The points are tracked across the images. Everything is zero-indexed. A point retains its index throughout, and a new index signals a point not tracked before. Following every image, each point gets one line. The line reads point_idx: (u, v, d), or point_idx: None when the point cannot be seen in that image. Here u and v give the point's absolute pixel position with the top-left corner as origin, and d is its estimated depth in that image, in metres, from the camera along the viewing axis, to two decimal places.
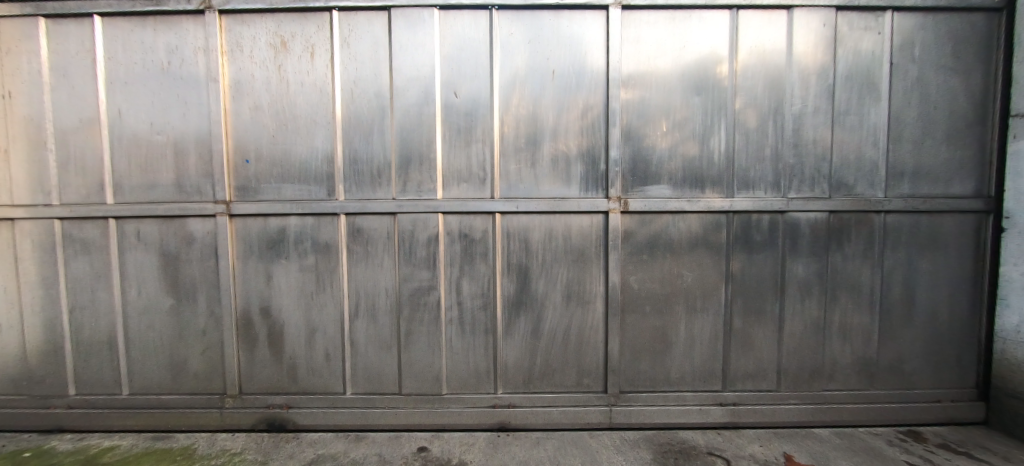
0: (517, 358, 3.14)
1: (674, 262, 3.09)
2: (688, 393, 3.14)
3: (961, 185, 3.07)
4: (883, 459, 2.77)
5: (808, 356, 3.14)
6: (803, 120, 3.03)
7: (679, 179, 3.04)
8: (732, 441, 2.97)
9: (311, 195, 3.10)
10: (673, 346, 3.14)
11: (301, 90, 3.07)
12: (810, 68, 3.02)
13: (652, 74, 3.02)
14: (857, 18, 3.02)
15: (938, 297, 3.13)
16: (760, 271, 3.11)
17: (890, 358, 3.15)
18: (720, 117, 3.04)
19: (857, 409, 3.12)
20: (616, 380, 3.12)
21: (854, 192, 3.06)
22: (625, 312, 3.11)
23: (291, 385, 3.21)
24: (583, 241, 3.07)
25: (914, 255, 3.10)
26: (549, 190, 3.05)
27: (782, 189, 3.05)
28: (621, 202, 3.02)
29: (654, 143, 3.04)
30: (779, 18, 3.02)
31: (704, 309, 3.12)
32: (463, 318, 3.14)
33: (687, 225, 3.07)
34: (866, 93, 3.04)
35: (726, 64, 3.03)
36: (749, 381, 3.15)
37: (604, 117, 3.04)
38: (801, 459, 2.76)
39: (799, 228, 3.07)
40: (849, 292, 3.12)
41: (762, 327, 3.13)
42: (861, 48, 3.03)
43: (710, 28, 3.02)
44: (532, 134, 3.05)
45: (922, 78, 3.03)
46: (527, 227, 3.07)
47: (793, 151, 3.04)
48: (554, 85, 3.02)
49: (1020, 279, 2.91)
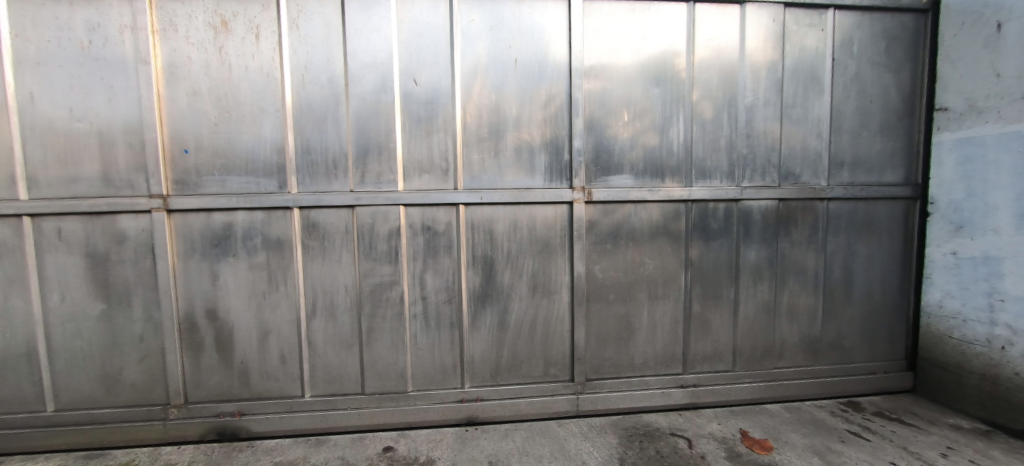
0: (484, 351, 3.11)
1: (636, 250, 3.16)
2: (651, 377, 3.24)
3: (891, 174, 3.34)
4: (827, 429, 2.98)
5: (760, 336, 3.33)
6: (754, 112, 3.18)
7: (640, 168, 3.11)
8: (693, 420, 3.09)
9: (260, 187, 2.89)
10: (636, 333, 3.22)
11: (247, 75, 2.86)
12: (761, 62, 3.17)
13: (613, 65, 3.05)
14: (802, 16, 3.19)
15: (872, 277, 3.40)
16: (716, 258, 3.24)
17: (832, 335, 3.39)
18: (679, 108, 3.12)
19: (804, 384, 3.34)
20: (582, 368, 3.17)
21: (800, 181, 3.25)
22: (590, 301, 3.15)
23: (244, 390, 3.01)
24: (547, 232, 3.07)
25: (852, 240, 3.35)
26: (514, 180, 3.03)
27: (736, 178, 3.19)
28: (585, 193, 3.05)
29: (616, 134, 3.08)
30: (732, 14, 3.13)
31: (665, 295, 3.22)
32: (428, 312, 3.06)
33: (648, 214, 3.14)
34: (810, 87, 3.22)
35: (683, 57, 3.11)
36: (707, 363, 3.29)
37: (568, 107, 3.04)
38: (755, 434, 2.92)
39: (751, 216, 3.23)
40: (796, 275, 3.32)
41: (718, 311, 3.28)
42: (806, 44, 3.20)
43: (668, 21, 3.09)
44: (495, 124, 3.00)
45: (858, 75, 3.26)
46: (491, 219, 3.02)
47: (746, 141, 3.18)
48: (517, 75, 2.99)
49: (943, 259, 3.22)
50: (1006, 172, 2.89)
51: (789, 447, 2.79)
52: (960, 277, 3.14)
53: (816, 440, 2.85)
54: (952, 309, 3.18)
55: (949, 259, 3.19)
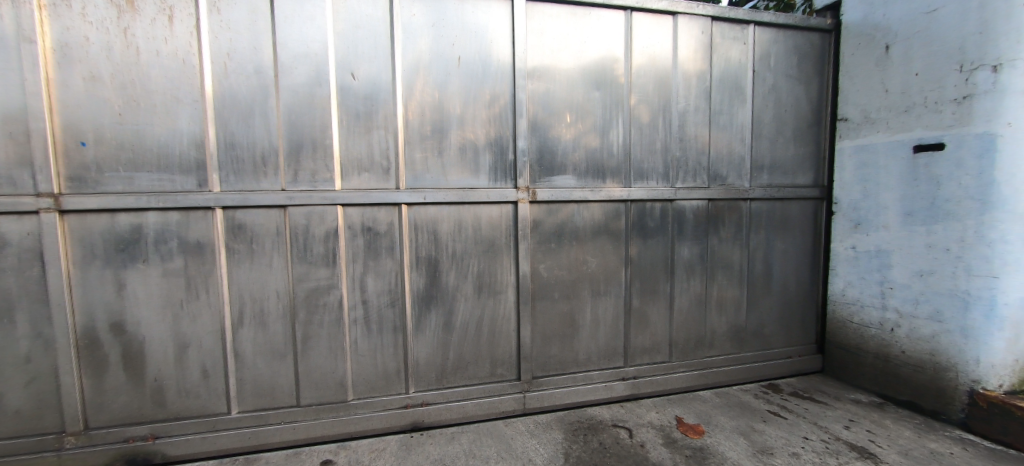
0: (430, 355, 3.04)
1: (579, 249, 3.24)
2: (595, 372, 3.34)
3: (802, 177, 3.71)
4: (751, 410, 3.25)
5: (692, 328, 3.55)
6: (686, 117, 3.38)
7: (583, 169, 3.19)
8: (633, 411, 3.23)
9: (176, 186, 2.62)
10: (580, 329, 3.30)
11: (157, 61, 2.57)
12: (692, 71, 3.38)
13: (555, 67, 3.11)
14: (727, 29, 3.45)
15: (787, 270, 3.75)
16: (653, 255, 3.41)
17: (754, 324, 3.69)
18: (618, 112, 3.24)
19: (731, 370, 3.62)
20: (529, 366, 3.19)
21: (726, 182, 3.51)
22: (535, 300, 3.18)
23: (157, 411, 2.71)
24: (492, 232, 3.06)
25: (770, 236, 3.67)
26: (458, 180, 2.98)
27: (670, 179, 3.37)
28: (530, 192, 3.07)
29: (559, 134, 3.14)
30: (665, 24, 3.31)
31: (607, 292, 3.34)
32: (370, 317, 2.93)
33: (590, 214, 3.24)
34: (735, 95, 3.48)
35: (621, 63, 3.24)
36: (646, 356, 3.45)
37: (512, 107, 3.04)
38: (689, 421, 3.11)
39: (683, 215, 3.43)
40: (723, 270, 3.58)
41: (655, 305, 3.45)
42: (731, 55, 3.46)
43: (606, 26, 3.20)
44: (438, 122, 2.93)
45: (774, 86, 3.58)
46: (435, 219, 2.96)
47: (679, 145, 3.37)
48: (460, 73, 2.95)
49: (846, 253, 3.64)
50: (893, 176, 3.31)
51: (718, 430, 2.99)
52: (858, 268, 3.56)
53: (741, 422, 3.09)
54: (853, 297, 3.60)
55: (850, 252, 3.61)
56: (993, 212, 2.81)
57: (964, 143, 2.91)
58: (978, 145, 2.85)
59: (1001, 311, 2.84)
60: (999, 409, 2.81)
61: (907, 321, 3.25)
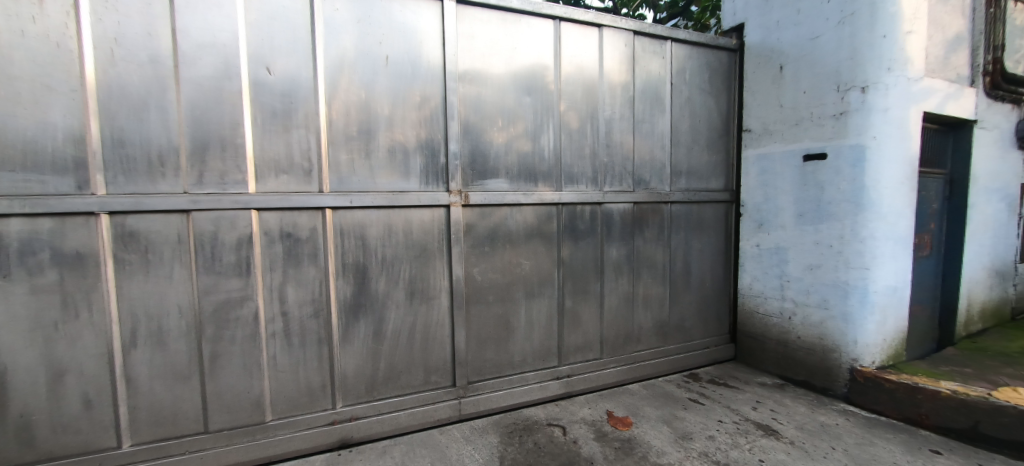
0: (359, 366, 2.87)
1: (512, 252, 3.25)
2: (530, 373, 3.37)
3: (713, 181, 4.04)
4: (674, 399, 3.47)
5: (621, 325, 3.72)
6: (611, 124, 3.54)
7: (515, 173, 3.22)
8: (567, 409, 3.31)
9: (47, 187, 2.24)
10: (515, 331, 3.32)
11: (22, 42, 2.19)
12: (617, 81, 3.55)
13: (486, 71, 3.11)
14: (648, 44, 3.68)
15: (703, 267, 4.06)
16: (584, 256, 3.53)
17: (675, 319, 3.96)
18: (548, 118, 3.32)
19: (656, 363, 3.84)
20: (464, 371, 3.15)
21: (649, 186, 3.73)
22: (470, 305, 3.15)
23: (24, 452, 2.30)
24: (424, 236, 2.98)
25: (688, 236, 3.96)
26: (387, 183, 2.87)
27: (598, 183, 3.52)
28: (462, 196, 3.04)
29: (491, 138, 3.14)
30: (592, 35, 3.46)
31: (540, 293, 3.39)
32: (291, 330, 2.72)
33: (522, 217, 3.27)
34: (655, 105, 3.72)
35: (551, 70, 3.32)
36: (578, 354, 3.56)
37: (443, 110, 2.99)
38: (619, 414, 3.25)
39: (611, 218, 3.59)
40: (648, 268, 3.79)
41: (586, 305, 3.57)
42: (651, 68, 3.69)
43: (536, 34, 3.26)
44: (365, 122, 2.80)
45: (688, 98, 3.87)
46: (363, 224, 2.81)
47: (605, 150, 3.53)
48: (387, 73, 2.84)
49: (752, 250, 4.04)
50: (788, 181, 3.72)
51: (645, 420, 3.16)
52: (762, 264, 3.96)
53: (665, 411, 3.29)
54: (758, 290, 4.00)
55: (755, 250, 4.01)
56: (864, 213, 3.25)
57: (841, 153, 3.35)
58: (852, 155, 3.29)
59: (872, 298, 3.29)
60: (872, 382, 3.25)
61: (801, 310, 3.67)
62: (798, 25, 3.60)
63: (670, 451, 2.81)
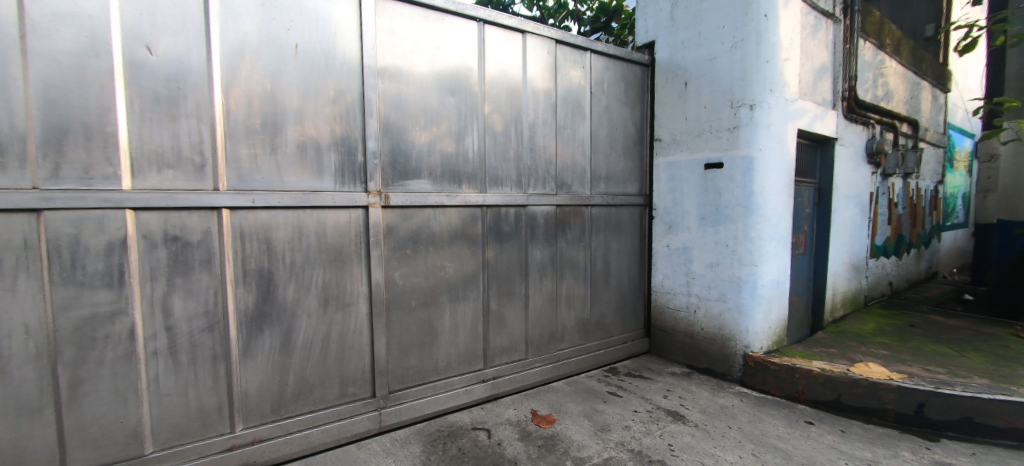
0: (264, 383, 2.59)
1: (435, 255, 3.16)
2: (455, 378, 3.29)
3: (629, 186, 4.28)
4: (595, 394, 3.61)
5: (545, 325, 3.78)
6: (534, 129, 3.60)
7: (438, 174, 3.13)
8: (493, 411, 3.29)
9: None
10: (439, 336, 3.22)
11: None
12: (539, 87, 3.63)
13: (407, 68, 2.98)
14: (569, 53, 3.80)
15: (620, 267, 4.28)
16: (509, 258, 3.54)
17: (596, 317, 4.12)
18: (472, 119, 3.27)
19: (578, 360, 3.97)
20: (385, 380, 2.98)
21: (570, 190, 3.85)
22: (390, 311, 2.99)
23: None
24: (339, 239, 2.77)
25: (608, 238, 4.15)
26: (296, 181, 2.62)
27: (523, 186, 3.55)
28: (382, 197, 2.88)
29: (413, 137, 3.02)
30: (515, 40, 3.49)
31: (465, 296, 3.33)
32: (179, 346, 2.37)
33: (446, 219, 3.20)
34: (575, 112, 3.86)
35: (475, 72, 3.28)
36: (504, 356, 3.55)
37: (360, 106, 2.81)
38: (543, 412, 3.29)
39: (534, 220, 3.65)
40: (570, 269, 3.91)
41: (511, 306, 3.58)
42: (572, 76, 3.82)
43: (460, 35, 3.21)
44: (270, 114, 2.54)
45: (606, 107, 4.07)
46: (268, 226, 2.55)
47: (529, 154, 3.58)
48: (297, 63, 2.61)
49: (663, 250, 4.34)
50: (692, 187, 4.05)
51: (567, 416, 3.24)
52: (671, 263, 4.28)
53: (586, 405, 3.40)
54: (668, 287, 4.32)
55: (665, 249, 4.32)
56: (753, 216, 3.65)
57: (735, 163, 3.72)
58: (743, 165, 3.67)
59: (759, 291, 3.71)
60: (761, 366, 3.65)
61: (703, 304, 4.02)
62: (699, 46, 3.94)
63: (591, 444, 2.90)
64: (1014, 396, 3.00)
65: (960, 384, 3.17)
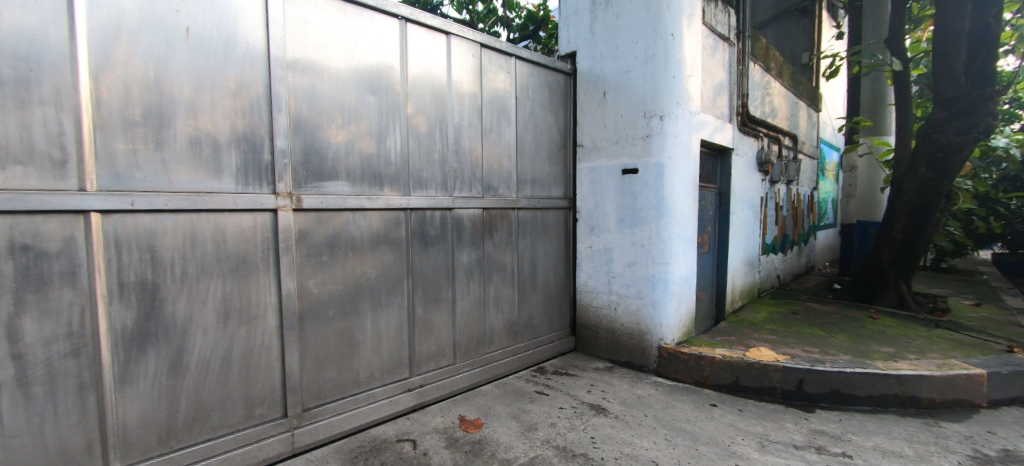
0: (148, 412, 2.26)
1: (355, 260, 2.99)
2: (378, 389, 3.13)
3: (554, 190, 4.41)
4: (523, 394, 3.64)
5: (473, 328, 3.74)
6: (460, 131, 3.57)
7: (357, 175, 2.97)
8: (419, 421, 3.18)
9: None
10: (361, 346, 3.04)
11: None
12: (464, 90, 3.60)
13: (322, 63, 2.79)
14: (494, 57, 3.81)
15: (547, 269, 4.38)
16: (435, 262, 3.45)
17: (524, 318, 4.16)
18: (394, 119, 3.15)
19: (507, 362, 3.98)
20: (299, 397, 2.74)
21: (496, 193, 3.86)
22: (305, 322, 2.76)
23: None
24: (243, 246, 2.51)
25: (534, 240, 4.23)
26: (188, 181, 2.33)
27: (448, 189, 3.50)
28: (293, 199, 2.66)
29: (329, 136, 2.83)
30: (439, 41, 3.42)
31: (389, 303, 3.19)
32: (32, 376, 1.99)
33: (367, 223, 3.04)
34: (501, 117, 3.88)
35: (397, 71, 3.16)
36: (431, 362, 3.45)
37: (266, 100, 2.58)
38: (471, 417, 3.25)
39: (461, 223, 3.60)
40: (498, 271, 3.92)
41: (438, 312, 3.49)
42: (497, 81, 3.84)
43: (380, 31, 3.07)
44: (154, 105, 2.23)
45: (531, 112, 4.15)
46: (152, 232, 2.23)
47: (455, 156, 3.54)
48: (189, 49, 2.32)
49: (586, 251, 4.51)
50: (611, 191, 4.25)
51: (494, 419, 3.22)
52: (593, 263, 4.45)
53: (514, 406, 3.41)
54: (591, 286, 4.49)
55: (588, 250, 4.49)
56: (664, 218, 3.92)
57: (648, 169, 3.97)
58: (655, 171, 3.93)
59: (671, 287, 3.98)
60: (673, 356, 3.92)
61: (623, 302, 4.22)
62: (616, 59, 4.15)
63: (517, 444, 2.90)
64: (869, 368, 3.52)
65: (830, 361, 3.65)
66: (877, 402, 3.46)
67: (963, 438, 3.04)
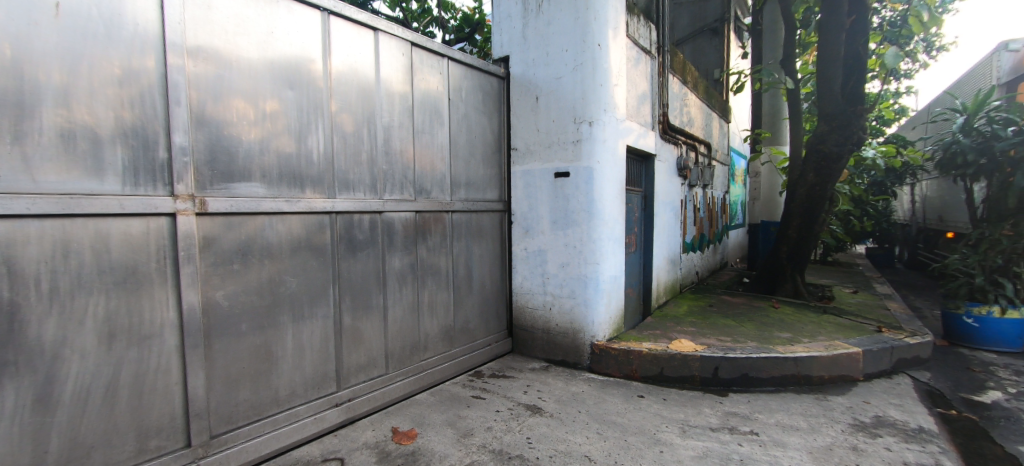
0: (7, 455, 1.88)
1: (273, 268, 2.74)
2: (301, 406, 2.90)
3: (488, 192, 4.38)
4: (459, 400, 3.56)
5: (406, 335, 3.60)
6: (390, 132, 3.42)
7: (273, 176, 2.73)
8: (348, 437, 2.99)
9: None
10: (279, 362, 2.80)
11: None
12: (394, 90, 3.46)
13: (230, 52, 2.53)
14: (425, 57, 3.71)
15: (482, 272, 4.34)
16: (364, 269, 3.27)
17: (459, 322, 4.08)
18: (316, 117, 2.95)
19: (443, 368, 3.88)
20: (205, 423, 2.45)
21: (429, 195, 3.76)
22: (212, 339, 2.48)
23: None
24: (132, 255, 2.20)
25: (469, 243, 4.17)
26: (59, 181, 1.99)
27: (378, 191, 3.34)
28: (196, 202, 2.38)
29: (239, 133, 2.58)
30: (366, 37, 3.26)
31: (312, 314, 2.97)
32: None
33: (286, 227, 2.81)
34: (433, 118, 3.79)
35: (318, 65, 2.97)
36: (360, 374, 3.26)
37: (161, 90, 2.29)
38: (404, 428, 3.11)
39: (391, 227, 3.46)
40: (432, 276, 3.81)
41: (368, 320, 3.31)
42: (429, 82, 3.74)
43: (299, 22, 2.86)
44: (13, 90, 1.88)
45: (465, 115, 4.10)
46: (11, 239, 1.87)
47: (384, 158, 3.39)
48: (60, 27, 1.99)
49: (521, 252, 4.52)
50: (544, 194, 4.31)
51: (429, 428, 3.11)
52: (528, 265, 4.48)
53: (449, 413, 3.32)
54: (527, 288, 4.51)
55: (523, 252, 4.51)
56: (594, 220, 4.06)
57: (579, 172, 4.08)
58: (585, 175, 4.04)
59: (601, 286, 4.12)
60: (605, 352, 4.05)
61: (557, 302, 4.29)
62: (547, 65, 4.22)
63: (452, 452, 2.82)
64: (772, 352, 3.87)
65: (740, 348, 3.96)
66: (778, 383, 3.81)
67: (846, 409, 3.44)
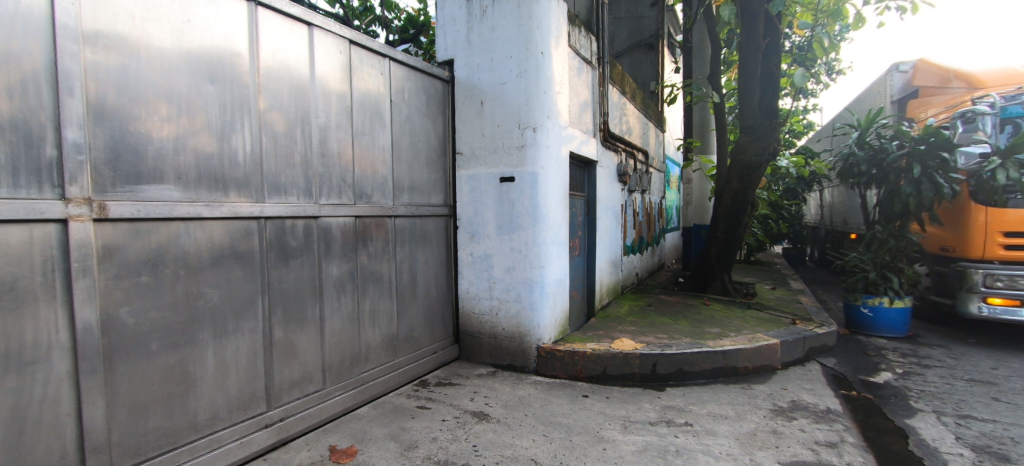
0: None
1: (191, 280, 2.49)
2: (224, 431, 2.64)
3: (433, 197, 4.28)
4: (403, 412, 3.41)
5: (346, 347, 3.41)
6: (326, 133, 3.24)
7: (190, 178, 2.48)
8: (280, 460, 2.76)
9: None
10: (199, 383, 2.53)
11: None
12: (331, 89, 3.28)
13: (138, 39, 2.27)
14: (365, 56, 3.55)
15: (427, 278, 4.22)
16: (298, 279, 3.06)
17: (403, 331, 3.93)
18: (241, 115, 2.72)
19: (386, 380, 3.72)
20: (105, 458, 2.15)
21: (370, 200, 3.60)
22: (115, 362, 2.19)
23: None
24: (9, 267, 1.88)
25: (413, 249, 4.04)
26: None
27: (313, 195, 3.14)
28: (94, 207, 2.10)
29: (149, 129, 2.31)
30: (299, 31, 3.06)
31: (238, 329, 2.73)
32: None
33: (206, 233, 2.55)
34: (374, 119, 3.64)
35: (244, 59, 2.74)
36: (294, 391, 3.04)
37: (50, 79, 1.99)
38: (343, 445, 2.93)
39: (328, 233, 3.27)
40: (374, 284, 3.65)
41: (302, 333, 3.10)
42: (369, 82, 3.59)
43: (222, 11, 2.62)
44: None
45: (408, 117, 3.97)
46: None
47: (320, 160, 3.19)
48: None
49: (467, 257, 4.45)
50: (490, 198, 4.27)
51: (370, 444, 2.95)
52: (475, 269, 4.41)
53: (392, 426, 3.18)
54: (473, 293, 4.44)
55: (469, 257, 4.43)
56: (539, 225, 4.08)
57: (524, 177, 4.09)
58: (529, 180, 4.06)
59: (546, 290, 4.15)
60: (551, 355, 4.08)
61: (503, 307, 4.26)
62: (491, 70, 4.21)
63: None
64: (703, 347, 4.09)
65: (675, 344, 4.15)
66: (710, 375, 4.03)
67: (768, 395, 3.69)
